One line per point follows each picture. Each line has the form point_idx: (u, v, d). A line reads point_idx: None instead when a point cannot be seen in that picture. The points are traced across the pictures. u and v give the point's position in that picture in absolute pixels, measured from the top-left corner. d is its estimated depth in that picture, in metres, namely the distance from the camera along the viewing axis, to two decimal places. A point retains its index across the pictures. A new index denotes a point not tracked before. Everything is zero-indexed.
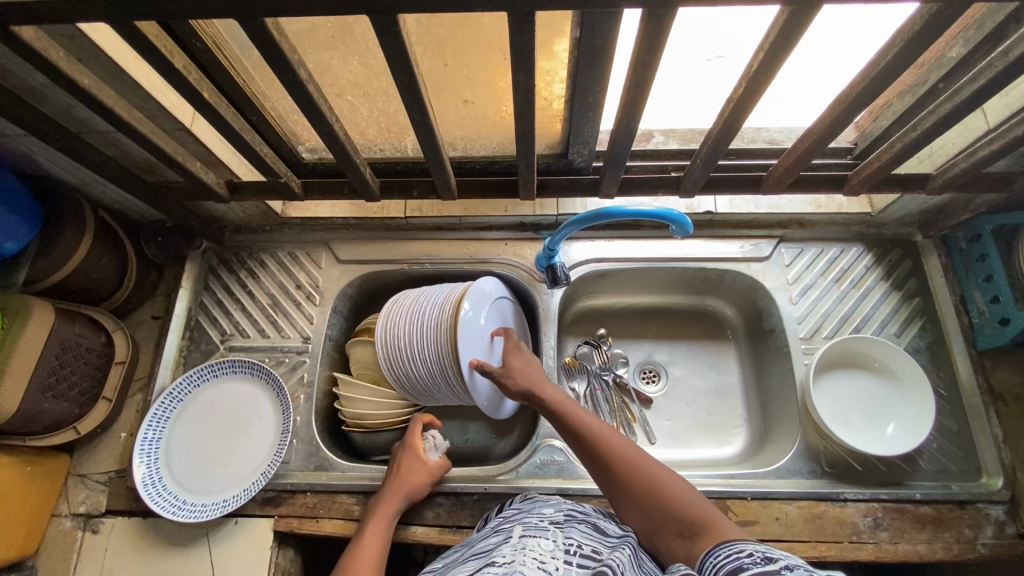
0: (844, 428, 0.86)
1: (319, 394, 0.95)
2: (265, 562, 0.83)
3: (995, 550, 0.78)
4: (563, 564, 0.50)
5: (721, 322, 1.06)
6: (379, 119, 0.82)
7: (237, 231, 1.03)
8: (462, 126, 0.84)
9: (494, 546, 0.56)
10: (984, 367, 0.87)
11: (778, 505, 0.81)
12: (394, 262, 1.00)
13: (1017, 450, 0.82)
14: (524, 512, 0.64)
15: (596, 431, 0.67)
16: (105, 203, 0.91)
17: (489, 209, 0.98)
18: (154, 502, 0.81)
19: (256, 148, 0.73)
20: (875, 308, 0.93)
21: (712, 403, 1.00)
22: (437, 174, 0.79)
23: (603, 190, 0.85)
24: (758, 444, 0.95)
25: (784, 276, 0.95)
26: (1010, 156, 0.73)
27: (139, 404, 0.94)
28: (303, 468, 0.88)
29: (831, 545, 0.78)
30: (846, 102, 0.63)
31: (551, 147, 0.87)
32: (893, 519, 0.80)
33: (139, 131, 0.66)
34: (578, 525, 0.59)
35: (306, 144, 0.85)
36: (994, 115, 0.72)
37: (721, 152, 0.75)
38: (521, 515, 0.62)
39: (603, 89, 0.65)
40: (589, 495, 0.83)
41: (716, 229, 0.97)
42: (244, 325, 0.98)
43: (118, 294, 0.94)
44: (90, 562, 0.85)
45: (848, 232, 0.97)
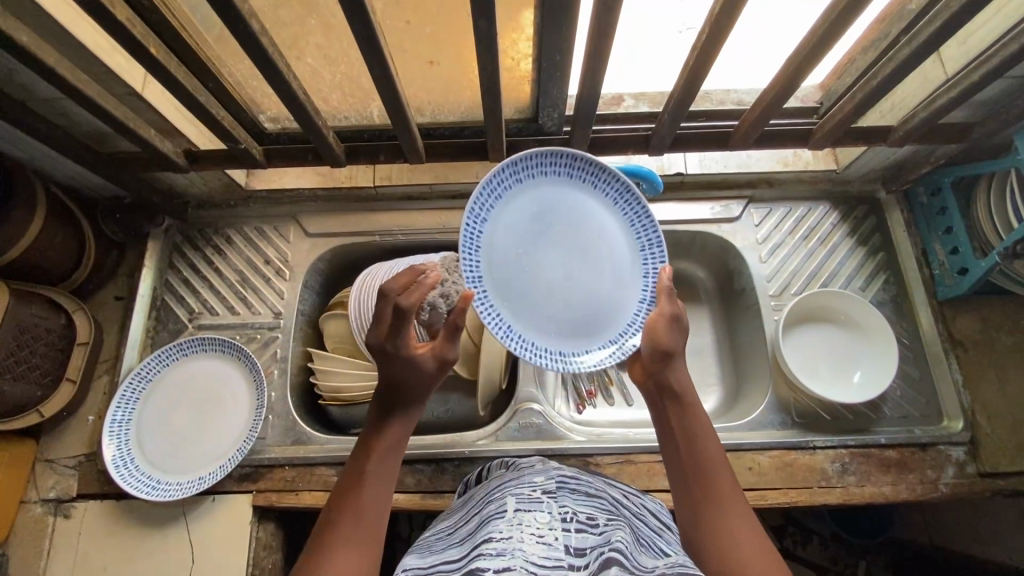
0: (813, 379, 0.89)
1: (294, 369, 0.93)
2: (246, 536, 0.82)
3: (956, 488, 0.82)
4: (562, 532, 0.46)
5: (695, 285, 1.07)
6: (342, 83, 0.80)
7: (201, 207, 1.00)
8: (428, 89, 0.82)
9: (483, 521, 0.49)
10: (944, 317, 0.90)
11: (751, 456, 0.83)
12: (364, 234, 0.98)
13: (976, 393, 0.86)
14: (509, 477, 0.57)
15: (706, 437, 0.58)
16: (57, 178, 0.87)
17: (460, 176, 0.97)
18: (126, 483, 0.80)
19: (212, 112, 0.70)
20: (842, 264, 0.95)
21: (687, 363, 1.02)
22: (403, 136, 0.77)
23: (574, 150, 0.85)
24: (731, 400, 0.98)
25: (753, 236, 0.96)
26: (966, 104, 0.75)
27: (106, 387, 0.91)
28: (280, 443, 0.87)
29: (802, 491, 0.81)
30: (807, 49, 0.63)
31: (520, 111, 0.84)
32: (860, 463, 0.83)
33: (86, 95, 0.63)
34: (572, 489, 0.54)
35: (268, 113, 0.82)
36: (953, 63, 0.73)
37: (687, 108, 0.75)
38: (505, 480, 0.56)
39: (569, 45, 0.63)
40: (568, 455, 0.85)
41: (687, 191, 0.98)
42: (212, 302, 0.96)
43: (77, 273, 0.90)
44: (63, 547, 0.83)
45: (815, 190, 0.98)
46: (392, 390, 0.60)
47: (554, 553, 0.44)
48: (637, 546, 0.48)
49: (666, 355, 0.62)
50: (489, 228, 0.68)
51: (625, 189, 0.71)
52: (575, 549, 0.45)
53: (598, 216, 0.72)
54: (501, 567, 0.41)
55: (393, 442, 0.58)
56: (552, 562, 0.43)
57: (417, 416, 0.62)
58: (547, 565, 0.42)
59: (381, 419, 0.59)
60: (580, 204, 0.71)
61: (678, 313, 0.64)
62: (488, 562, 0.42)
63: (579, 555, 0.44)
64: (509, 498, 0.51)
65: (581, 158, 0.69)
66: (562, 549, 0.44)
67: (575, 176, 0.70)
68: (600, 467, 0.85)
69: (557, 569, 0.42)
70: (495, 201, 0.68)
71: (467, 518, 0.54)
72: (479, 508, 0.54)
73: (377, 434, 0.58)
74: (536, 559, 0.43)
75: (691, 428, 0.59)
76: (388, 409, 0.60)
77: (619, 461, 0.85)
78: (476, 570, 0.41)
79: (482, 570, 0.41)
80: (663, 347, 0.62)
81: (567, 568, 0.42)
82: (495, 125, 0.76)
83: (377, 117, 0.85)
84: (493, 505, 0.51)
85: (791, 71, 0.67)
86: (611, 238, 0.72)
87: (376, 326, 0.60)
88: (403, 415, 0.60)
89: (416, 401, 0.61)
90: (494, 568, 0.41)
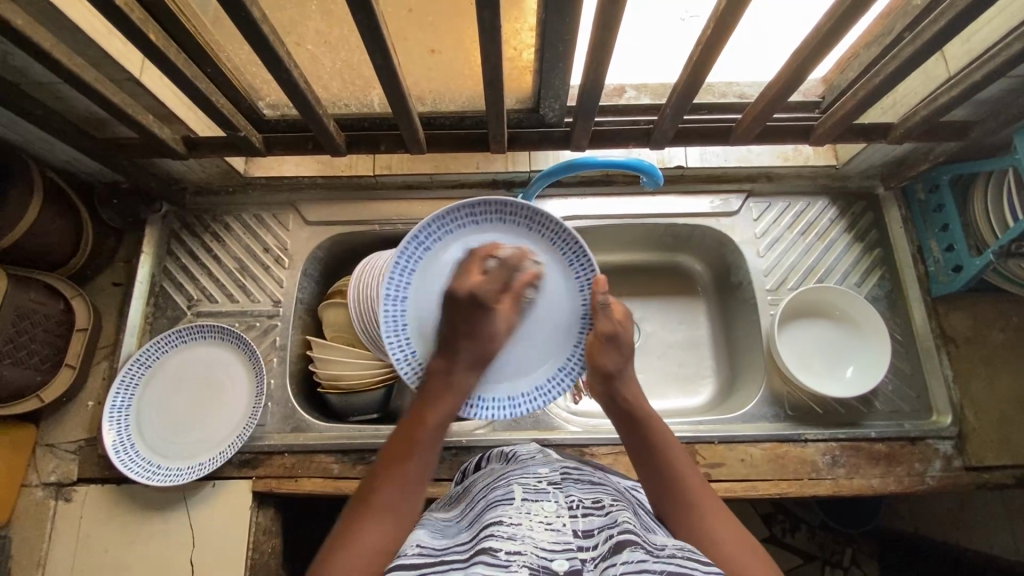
0: (806, 373, 0.90)
1: (293, 357, 0.94)
2: (245, 521, 0.83)
3: (942, 481, 0.84)
4: (569, 518, 0.47)
5: (692, 278, 1.08)
6: (343, 70, 0.79)
7: (198, 193, 1.00)
8: (429, 77, 0.81)
9: (491, 504, 0.50)
10: (937, 313, 0.91)
11: (743, 448, 0.85)
12: (364, 223, 0.98)
13: (965, 388, 0.87)
14: (512, 469, 0.59)
15: (671, 448, 0.58)
16: (52, 163, 0.87)
17: (461, 166, 0.97)
18: (126, 468, 0.81)
19: (212, 99, 0.69)
20: (838, 259, 0.96)
21: (683, 355, 1.03)
22: (404, 126, 0.77)
23: (575, 142, 0.85)
24: (726, 392, 0.99)
25: (752, 230, 0.97)
26: (966, 103, 0.75)
27: (105, 372, 0.92)
28: (279, 430, 0.88)
29: (792, 482, 0.83)
30: (812, 44, 0.63)
31: (522, 102, 0.84)
32: (850, 456, 0.85)
33: (83, 80, 0.63)
34: (575, 479, 0.55)
35: (267, 99, 0.81)
36: (956, 61, 0.73)
37: (691, 100, 0.74)
38: (508, 472, 0.58)
39: (573, 37, 0.63)
40: (564, 444, 0.86)
41: (687, 184, 0.98)
42: (211, 290, 0.96)
43: (75, 259, 0.90)
44: (65, 530, 0.84)
45: (814, 185, 0.99)
46: (455, 348, 0.61)
47: (562, 537, 0.45)
48: (642, 526, 0.49)
49: (605, 378, 0.63)
50: (424, 265, 0.68)
51: (584, 255, 0.69)
52: (583, 532, 0.46)
53: (544, 268, 0.70)
54: (513, 550, 0.42)
55: (443, 418, 0.59)
56: (562, 545, 0.44)
57: (474, 379, 0.63)
58: (556, 549, 0.43)
59: (436, 390, 0.60)
60: (526, 256, 0.69)
61: (618, 332, 0.64)
62: (500, 543, 0.43)
63: (587, 537, 0.45)
64: (515, 488, 0.51)
65: (542, 214, 0.69)
66: (570, 534, 0.45)
67: (521, 223, 0.70)
68: (595, 457, 0.86)
69: (567, 552, 0.43)
70: (444, 234, 0.68)
71: (475, 503, 0.54)
72: (486, 494, 0.55)
73: (427, 405, 0.59)
74: (547, 543, 0.44)
75: (655, 443, 0.59)
76: (448, 375, 0.61)
77: (613, 451, 0.86)
78: (488, 550, 0.42)
79: (494, 552, 0.42)
80: (602, 368, 0.63)
81: (577, 550, 0.44)
82: (496, 116, 0.76)
83: (377, 106, 0.84)
84: (500, 492, 0.52)
85: (795, 66, 0.67)
86: (551, 296, 0.70)
87: (456, 279, 0.61)
88: (456, 386, 0.61)
89: (472, 365, 0.62)
90: (507, 549, 0.42)
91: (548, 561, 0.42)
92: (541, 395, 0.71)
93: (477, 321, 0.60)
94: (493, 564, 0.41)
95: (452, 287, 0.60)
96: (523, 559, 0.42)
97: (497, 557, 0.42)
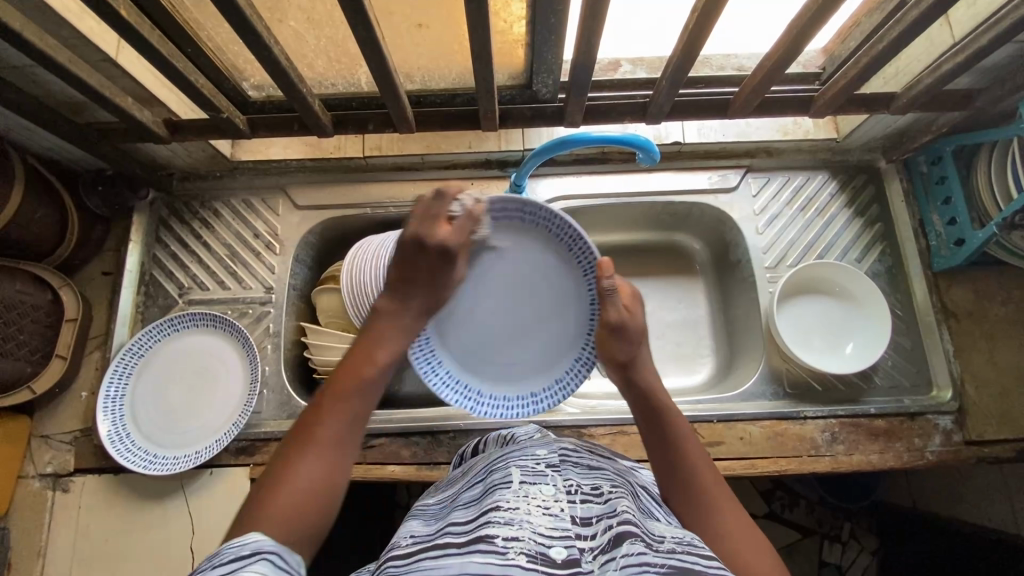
0: (806, 350, 0.90)
1: (288, 343, 0.93)
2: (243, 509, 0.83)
3: (942, 456, 0.83)
4: (568, 503, 0.47)
5: (690, 257, 1.07)
6: (327, 48, 0.76)
7: (185, 179, 0.98)
8: (417, 53, 0.78)
9: (488, 490, 0.50)
10: (939, 287, 0.89)
11: (743, 426, 0.84)
12: (355, 207, 0.96)
13: (966, 363, 0.86)
14: (509, 450, 0.58)
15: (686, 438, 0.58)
16: (34, 150, 0.84)
17: (452, 146, 0.95)
18: (122, 458, 0.81)
19: (191, 80, 0.67)
20: (839, 235, 0.94)
21: (681, 334, 1.02)
22: (392, 105, 0.74)
23: (568, 118, 0.82)
24: (723, 371, 0.99)
25: (751, 207, 0.95)
26: (971, 71, 0.73)
27: (98, 362, 0.90)
28: (276, 417, 0.88)
29: (791, 460, 0.83)
30: (812, 11, 0.60)
31: (515, 77, 0.81)
32: (850, 433, 0.84)
33: (57, 61, 0.60)
34: (573, 462, 0.54)
35: (251, 80, 0.79)
36: (961, 26, 0.70)
37: (686, 73, 0.72)
38: (506, 452, 0.57)
39: (565, 6, 0.60)
40: (562, 426, 0.86)
41: (685, 160, 0.96)
42: (202, 277, 0.94)
43: (62, 249, 0.88)
44: (64, 521, 0.84)
45: (814, 159, 0.97)
46: (405, 292, 0.62)
47: (560, 523, 0.44)
48: (641, 514, 0.49)
49: (621, 367, 0.64)
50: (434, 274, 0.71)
51: (588, 256, 0.68)
52: (580, 519, 0.45)
53: (548, 267, 0.71)
54: (510, 536, 0.42)
55: (391, 356, 0.60)
56: (560, 532, 0.43)
57: (421, 328, 0.65)
58: (555, 536, 0.43)
59: (382, 328, 0.61)
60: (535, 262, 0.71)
61: (626, 322, 0.65)
62: (497, 529, 0.43)
63: (585, 524, 0.45)
64: (513, 470, 0.51)
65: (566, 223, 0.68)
66: (568, 519, 0.45)
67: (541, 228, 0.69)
68: (593, 438, 0.85)
69: (565, 539, 0.43)
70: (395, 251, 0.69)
71: (471, 485, 0.54)
72: (482, 478, 0.54)
73: (376, 343, 0.60)
74: (545, 530, 0.43)
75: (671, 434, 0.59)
76: (394, 321, 0.62)
77: (612, 431, 0.86)
78: (486, 537, 0.42)
79: (491, 538, 0.42)
80: (616, 358, 0.65)
81: (575, 538, 0.43)
82: (487, 91, 0.73)
83: (364, 85, 0.82)
84: (497, 475, 0.51)
85: (796, 33, 0.64)
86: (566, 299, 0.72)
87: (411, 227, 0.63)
88: (402, 327, 0.62)
89: (421, 313, 0.64)
90: (503, 537, 0.42)
91: (546, 549, 0.41)
92: (540, 397, 0.73)
93: (440, 272, 0.63)
94: (489, 551, 0.41)
95: (416, 234, 0.61)
96: (521, 545, 0.41)
97: (493, 545, 0.41)
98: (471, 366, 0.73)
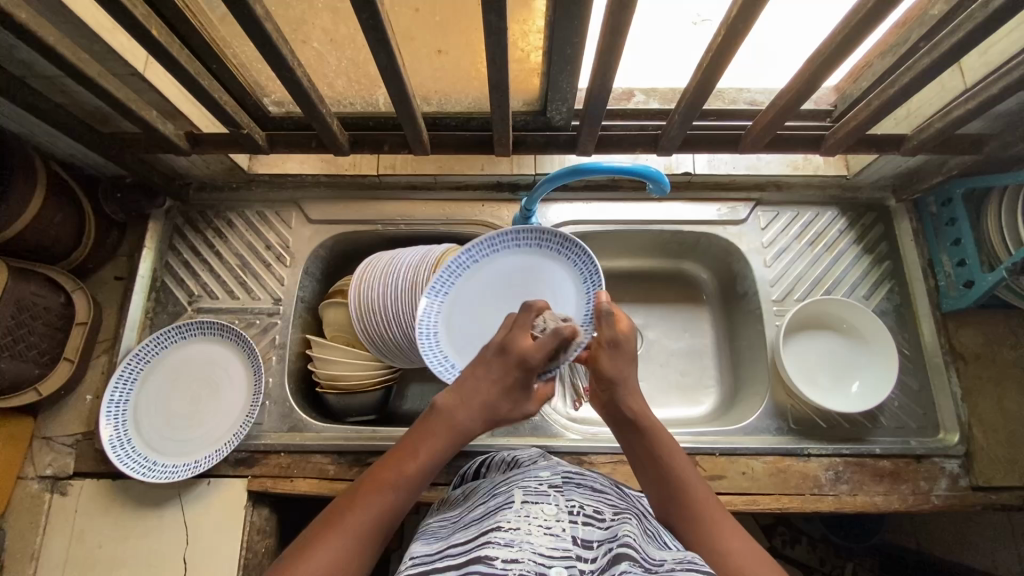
0: (811, 386, 0.89)
1: (292, 355, 0.93)
2: (239, 521, 0.83)
3: (947, 501, 0.82)
4: (569, 524, 0.46)
5: (697, 286, 1.07)
6: (348, 69, 0.78)
7: (202, 189, 1.00)
8: (434, 78, 0.80)
9: (489, 511, 0.49)
10: (947, 328, 0.89)
11: (745, 461, 0.83)
12: (367, 223, 0.97)
13: (974, 406, 0.85)
14: (511, 472, 0.57)
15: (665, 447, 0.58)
16: (57, 155, 0.86)
17: (465, 167, 0.96)
18: (122, 464, 0.80)
19: (215, 95, 0.69)
20: (846, 271, 0.94)
21: (686, 363, 1.02)
22: (408, 127, 0.76)
23: (581, 147, 0.84)
24: (727, 404, 0.98)
25: (759, 239, 0.95)
26: (981, 117, 0.73)
27: (104, 366, 0.91)
28: (277, 430, 0.88)
29: (794, 497, 0.81)
30: (825, 53, 0.62)
31: (529, 104, 0.83)
32: (854, 472, 0.83)
33: (87, 75, 0.62)
34: (577, 484, 0.54)
35: (271, 96, 0.81)
36: (971, 73, 0.71)
37: (699, 107, 0.73)
38: (509, 475, 0.56)
39: (581, 40, 0.61)
40: (562, 452, 0.86)
41: (694, 190, 0.96)
42: (212, 286, 0.96)
43: (76, 253, 0.90)
44: (60, 524, 0.84)
45: (824, 195, 0.97)
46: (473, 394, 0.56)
47: (561, 544, 0.44)
48: (644, 536, 0.48)
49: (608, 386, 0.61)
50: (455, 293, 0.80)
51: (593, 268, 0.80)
52: (582, 541, 0.45)
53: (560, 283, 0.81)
54: (510, 557, 0.41)
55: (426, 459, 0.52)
56: (560, 552, 0.43)
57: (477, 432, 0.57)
58: (555, 556, 0.42)
59: (436, 424, 0.54)
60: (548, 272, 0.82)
61: (621, 341, 0.63)
62: (497, 550, 0.42)
63: (587, 547, 0.44)
64: (515, 490, 0.50)
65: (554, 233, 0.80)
66: (569, 540, 0.44)
67: (534, 243, 0.81)
68: (594, 466, 0.85)
69: (565, 559, 0.42)
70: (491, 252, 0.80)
71: (474, 504, 0.54)
72: (484, 498, 0.53)
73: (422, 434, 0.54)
74: (544, 550, 0.43)
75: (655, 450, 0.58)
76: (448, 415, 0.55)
77: (612, 460, 0.85)
78: (484, 558, 0.41)
79: (489, 558, 0.42)
80: (605, 375, 0.61)
81: (576, 558, 0.43)
82: (501, 119, 0.75)
83: (382, 105, 0.84)
84: (499, 497, 0.51)
85: (808, 74, 0.65)
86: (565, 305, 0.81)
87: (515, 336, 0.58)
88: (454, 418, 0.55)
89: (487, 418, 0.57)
90: (503, 558, 0.41)
91: (546, 568, 0.41)
92: None
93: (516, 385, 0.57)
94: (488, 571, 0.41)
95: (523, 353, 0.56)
96: (519, 566, 0.41)
97: (493, 565, 0.41)
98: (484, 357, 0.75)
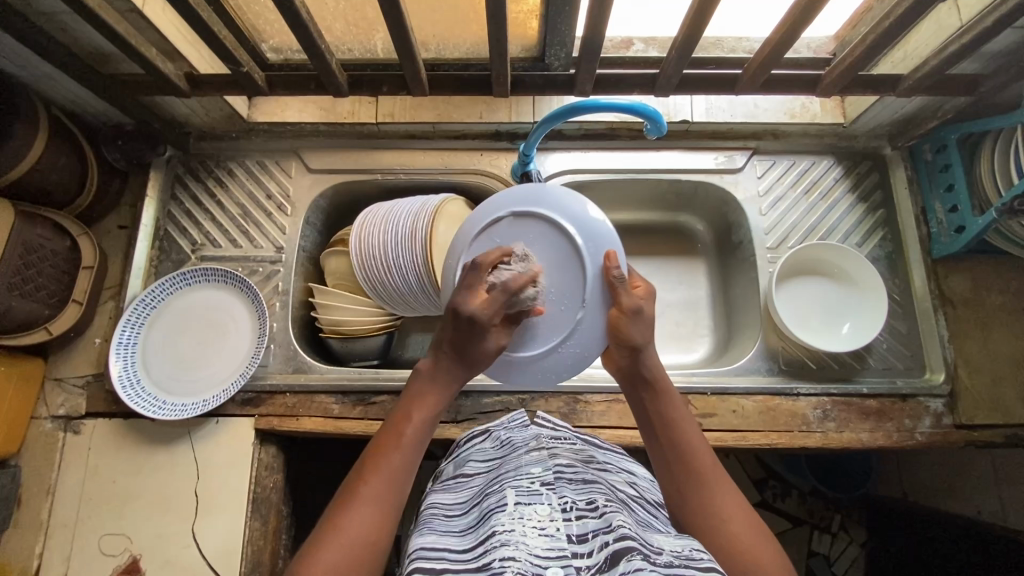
0: (802, 330, 0.91)
1: (296, 302, 0.95)
2: (247, 457, 0.86)
3: (931, 437, 0.85)
4: (563, 522, 0.47)
5: (693, 238, 1.08)
6: (346, 11, 0.78)
7: (202, 138, 1.00)
8: (432, 21, 0.80)
9: (483, 515, 0.51)
10: (937, 274, 0.91)
11: (735, 399, 0.86)
12: (367, 173, 0.98)
13: (961, 347, 0.87)
14: (502, 470, 0.60)
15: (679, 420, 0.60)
16: (57, 101, 0.87)
17: (463, 115, 0.96)
18: (132, 401, 0.83)
19: (214, 30, 0.69)
20: (841, 219, 0.96)
21: (680, 314, 1.04)
22: (407, 65, 0.76)
23: (579, 88, 0.83)
24: (720, 351, 1.00)
25: (755, 188, 0.96)
26: (974, 56, 0.74)
27: (111, 312, 0.93)
28: (281, 371, 0.90)
29: (782, 434, 0.84)
30: None
31: (527, 50, 0.83)
32: (841, 411, 0.86)
33: (87, 7, 0.63)
34: (568, 480, 0.56)
35: (270, 41, 0.80)
36: (968, 9, 0.71)
37: (692, 49, 0.74)
38: (503, 473, 0.58)
39: None
40: (559, 392, 0.88)
41: (692, 139, 0.97)
42: (214, 234, 0.97)
43: (81, 199, 0.91)
44: (75, 461, 0.87)
45: (820, 144, 0.98)
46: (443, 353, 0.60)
47: (557, 543, 0.45)
48: (637, 526, 0.49)
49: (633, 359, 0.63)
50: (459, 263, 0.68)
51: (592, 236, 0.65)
52: (576, 537, 0.46)
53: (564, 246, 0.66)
54: (506, 557, 0.42)
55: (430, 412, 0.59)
56: (556, 552, 0.44)
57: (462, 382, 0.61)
58: (551, 556, 0.43)
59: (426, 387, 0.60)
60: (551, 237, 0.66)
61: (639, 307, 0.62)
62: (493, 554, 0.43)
63: (581, 542, 0.45)
64: (508, 492, 0.52)
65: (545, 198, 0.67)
66: (565, 538, 0.46)
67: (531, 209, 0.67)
68: (589, 405, 0.87)
69: (561, 559, 0.43)
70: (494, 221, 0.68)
71: (468, 507, 0.56)
72: (478, 500, 0.56)
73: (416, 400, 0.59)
74: (541, 551, 0.44)
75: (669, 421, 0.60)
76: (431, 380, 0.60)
77: (608, 399, 0.88)
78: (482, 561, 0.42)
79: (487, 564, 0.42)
80: (629, 342, 0.62)
81: (571, 556, 0.43)
82: (500, 57, 0.75)
83: (381, 51, 0.84)
84: (493, 499, 0.53)
85: (803, 7, 0.65)
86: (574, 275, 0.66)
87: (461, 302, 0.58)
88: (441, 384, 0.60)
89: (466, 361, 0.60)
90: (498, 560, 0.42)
91: (542, 568, 0.42)
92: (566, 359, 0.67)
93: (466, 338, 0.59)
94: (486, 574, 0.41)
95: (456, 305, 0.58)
96: (516, 565, 0.41)
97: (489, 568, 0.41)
98: (548, 217, 0.66)
